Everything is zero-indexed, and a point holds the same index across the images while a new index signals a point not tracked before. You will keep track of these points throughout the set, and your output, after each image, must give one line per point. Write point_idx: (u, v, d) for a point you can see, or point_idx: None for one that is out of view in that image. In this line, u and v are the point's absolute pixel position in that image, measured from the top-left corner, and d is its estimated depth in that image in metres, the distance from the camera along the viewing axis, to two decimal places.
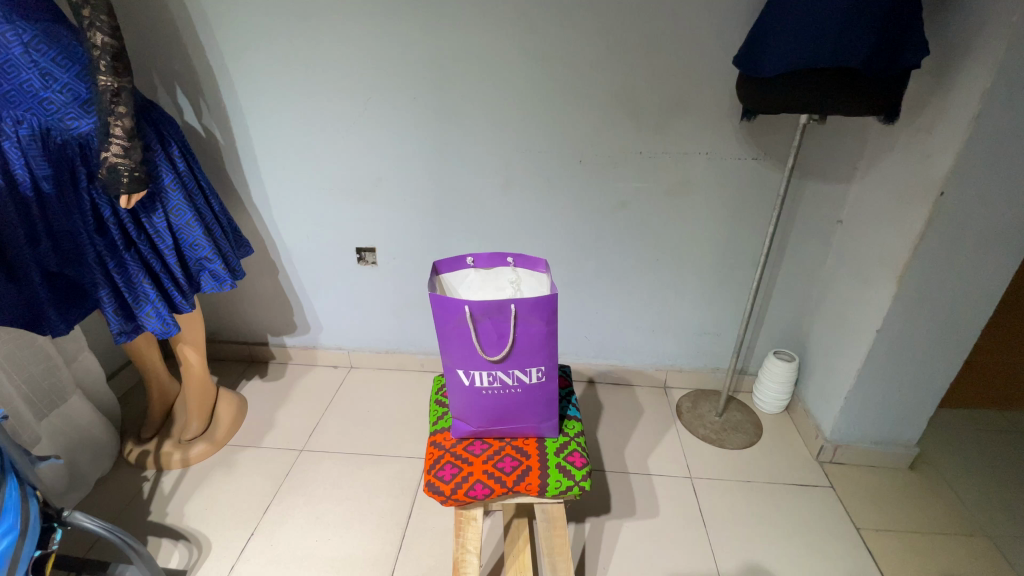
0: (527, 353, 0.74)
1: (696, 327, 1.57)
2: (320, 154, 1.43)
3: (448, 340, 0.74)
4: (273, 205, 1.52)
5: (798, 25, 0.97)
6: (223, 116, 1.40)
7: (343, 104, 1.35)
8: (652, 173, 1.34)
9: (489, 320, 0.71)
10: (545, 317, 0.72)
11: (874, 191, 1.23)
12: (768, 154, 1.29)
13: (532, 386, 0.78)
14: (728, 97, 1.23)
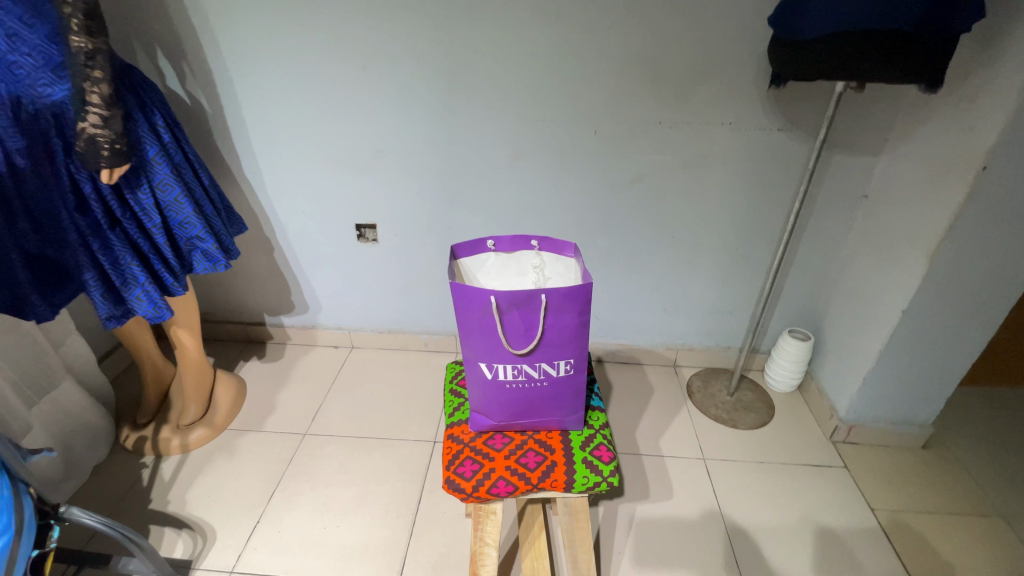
0: (559, 345, 0.69)
1: (709, 305, 1.53)
2: (316, 124, 1.33)
3: (470, 330, 0.69)
4: (266, 178, 1.43)
5: None
6: (209, 82, 1.29)
7: (340, 68, 1.25)
8: (671, 145, 1.27)
9: (518, 311, 0.66)
10: (580, 309, 0.66)
11: (906, 164, 1.17)
12: (794, 125, 1.22)
13: (562, 380, 0.73)
14: (756, 62, 1.15)
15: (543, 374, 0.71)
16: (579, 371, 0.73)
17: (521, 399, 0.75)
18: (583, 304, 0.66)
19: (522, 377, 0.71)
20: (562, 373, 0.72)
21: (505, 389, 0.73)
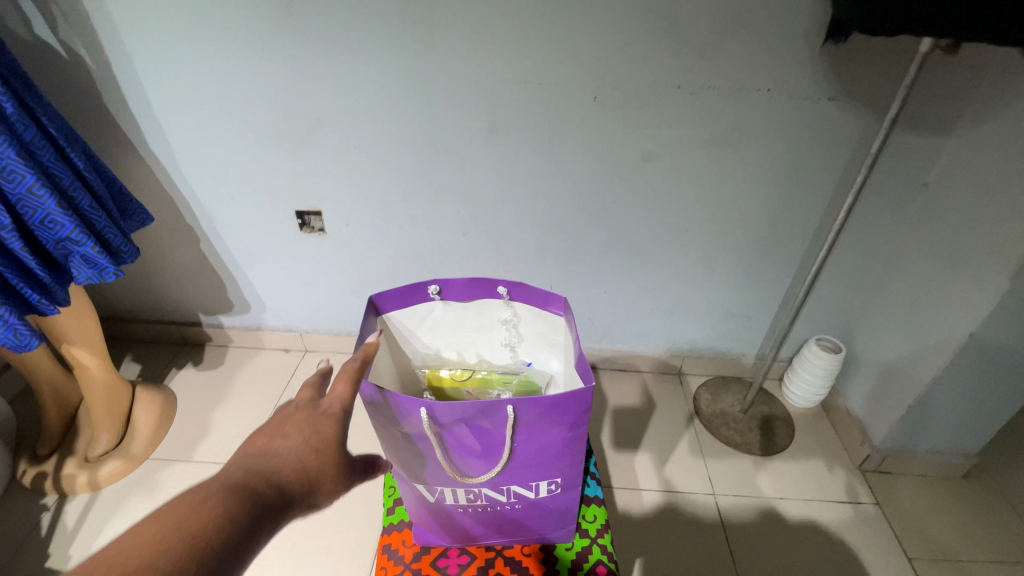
0: (531, 455, 0.67)
1: (723, 309, 1.30)
2: (233, 85, 1.03)
3: (414, 445, 0.66)
4: (178, 154, 1.14)
5: None
6: (88, 28, 0.98)
7: (255, 8, 0.93)
8: (689, 118, 0.99)
9: (472, 426, 0.63)
10: (557, 419, 0.63)
11: (990, 148, 0.91)
12: (851, 93, 0.94)
13: (539, 484, 0.71)
14: (810, 8, 0.86)
15: (516, 480, 0.70)
16: (563, 475, 0.70)
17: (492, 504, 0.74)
18: (561, 416, 0.62)
19: (487, 484, 0.70)
20: (537, 478, 0.70)
21: (469, 493, 0.72)
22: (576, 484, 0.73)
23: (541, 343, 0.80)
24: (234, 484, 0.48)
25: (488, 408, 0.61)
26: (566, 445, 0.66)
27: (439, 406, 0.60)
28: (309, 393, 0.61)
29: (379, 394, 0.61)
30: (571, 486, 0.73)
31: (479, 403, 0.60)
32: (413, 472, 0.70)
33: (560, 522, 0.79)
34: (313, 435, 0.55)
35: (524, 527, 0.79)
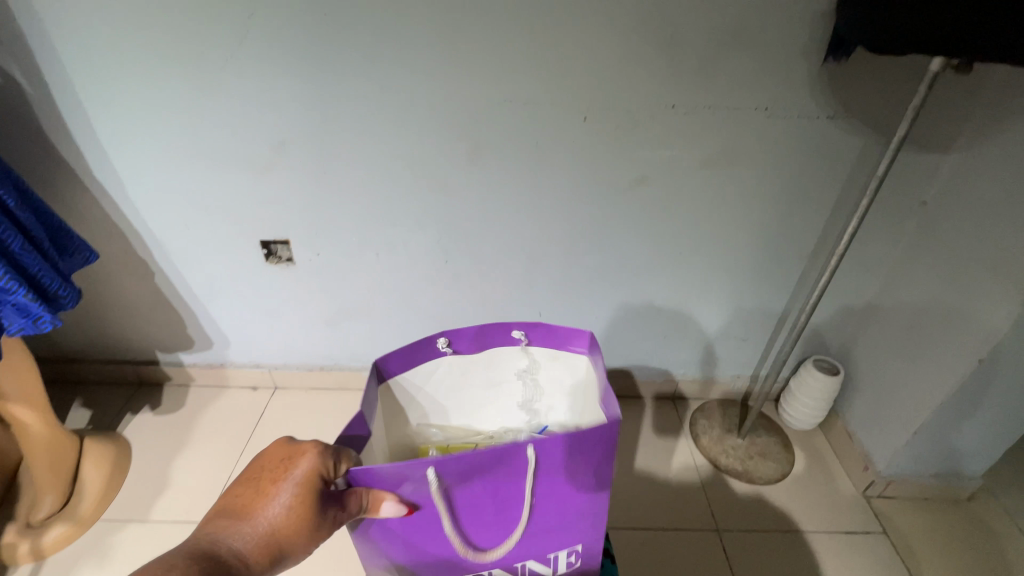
0: (548, 513, 0.61)
1: (719, 332, 1.25)
2: (188, 108, 0.93)
3: (414, 526, 0.58)
4: (128, 183, 1.03)
5: None
6: (21, 47, 0.87)
7: (211, 26, 0.85)
8: (684, 138, 0.94)
9: (485, 481, 0.57)
10: (580, 463, 0.58)
11: (991, 168, 0.88)
12: (850, 112, 0.91)
13: (556, 552, 0.65)
14: (808, 25, 0.82)
15: (531, 549, 0.64)
16: (581, 539, 0.65)
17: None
18: (581, 458, 0.58)
19: (499, 557, 0.63)
20: (554, 544, 0.64)
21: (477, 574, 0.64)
22: (596, 549, 0.68)
23: (557, 391, 0.76)
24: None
25: (505, 455, 0.55)
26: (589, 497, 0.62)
27: (451, 461, 0.54)
28: (315, 472, 0.52)
29: (374, 468, 0.53)
30: (591, 552, 0.68)
31: (497, 449, 0.54)
32: (408, 560, 0.61)
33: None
34: (299, 529, 0.50)
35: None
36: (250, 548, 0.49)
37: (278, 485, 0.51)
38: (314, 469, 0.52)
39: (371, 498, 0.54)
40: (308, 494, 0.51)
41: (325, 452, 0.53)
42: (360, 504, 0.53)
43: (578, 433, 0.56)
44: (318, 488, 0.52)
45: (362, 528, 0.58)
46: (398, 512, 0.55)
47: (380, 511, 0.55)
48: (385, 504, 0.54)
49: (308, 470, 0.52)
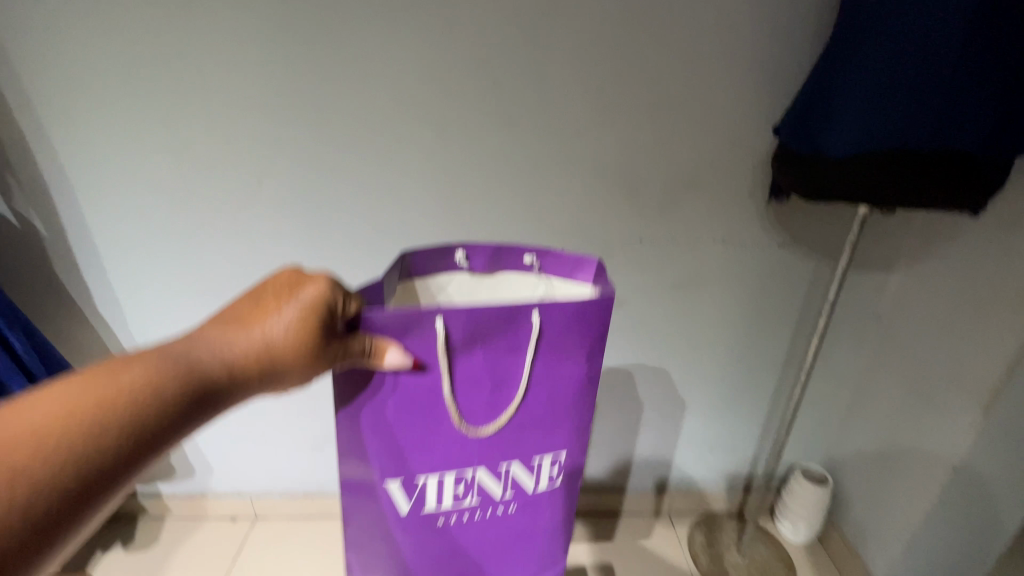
0: (541, 406, 0.57)
1: (706, 442, 1.26)
2: (195, 247, 0.98)
3: (405, 396, 0.54)
4: (123, 317, 1.05)
5: (873, 91, 0.69)
6: (44, 196, 0.93)
7: (225, 177, 0.92)
8: (654, 265, 1.03)
9: (486, 350, 0.53)
10: (584, 346, 0.56)
11: (931, 288, 0.98)
12: (799, 241, 1.02)
13: (540, 458, 0.60)
14: (752, 173, 0.95)
15: (517, 445, 0.58)
16: (568, 445, 0.60)
17: (479, 495, 0.59)
18: (586, 329, 0.55)
19: (484, 446, 0.57)
20: (539, 450, 0.59)
21: (457, 471, 0.57)
22: (579, 464, 0.63)
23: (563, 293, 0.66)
24: (172, 398, 0.46)
25: (513, 318, 0.53)
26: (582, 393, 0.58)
27: (458, 313, 0.51)
28: (324, 300, 0.49)
29: (382, 315, 0.50)
30: (572, 470, 0.62)
31: (508, 307, 0.52)
32: (384, 445, 0.55)
33: (544, 554, 0.65)
34: (301, 349, 0.49)
35: (504, 556, 0.63)
36: (246, 351, 0.49)
37: (281, 304, 0.50)
38: (322, 295, 0.49)
39: (377, 342, 0.51)
40: (311, 320, 0.49)
41: (335, 285, 0.50)
42: (365, 348, 0.50)
43: (585, 309, 0.54)
44: (321, 315, 0.49)
45: (350, 391, 0.53)
46: (402, 365, 0.51)
47: (385, 362, 0.51)
48: (391, 351, 0.51)
49: (315, 294, 0.49)
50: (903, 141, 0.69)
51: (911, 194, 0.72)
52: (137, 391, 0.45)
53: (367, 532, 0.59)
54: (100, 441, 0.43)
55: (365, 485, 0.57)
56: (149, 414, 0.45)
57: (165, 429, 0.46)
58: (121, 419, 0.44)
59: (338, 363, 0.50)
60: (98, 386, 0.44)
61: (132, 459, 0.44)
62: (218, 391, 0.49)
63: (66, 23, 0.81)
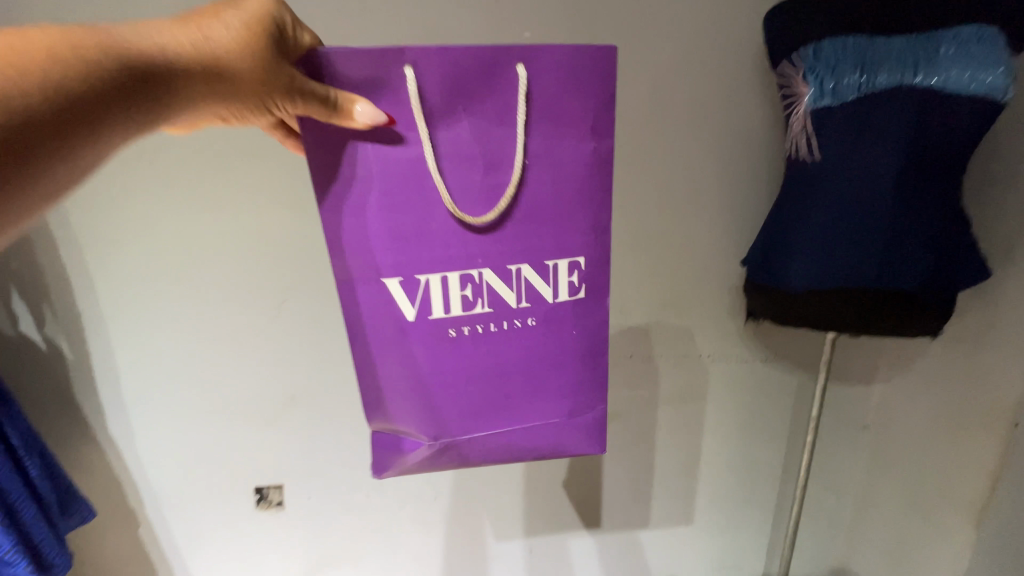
0: (546, 193, 0.54)
1: (711, 556, 1.24)
2: (210, 368, 0.98)
3: (392, 176, 0.51)
4: (133, 432, 1.01)
5: (830, 236, 0.78)
6: (76, 325, 0.93)
7: (256, 305, 0.94)
8: (647, 381, 1.08)
9: (470, 117, 0.50)
10: (583, 83, 0.51)
11: (912, 402, 1.03)
12: (780, 354, 1.09)
13: (554, 261, 0.56)
14: (729, 294, 1.03)
15: (523, 242, 0.55)
16: (585, 249, 0.56)
17: (492, 305, 0.57)
18: (582, 96, 0.51)
19: (485, 241, 0.54)
20: (551, 244, 0.56)
21: (462, 273, 0.55)
22: (604, 281, 0.58)
23: None
24: (111, 62, 0.45)
25: (494, 77, 0.50)
26: (594, 170, 0.54)
27: (432, 57, 0.48)
28: (269, 16, 0.49)
29: (348, 58, 0.48)
30: (597, 285, 0.58)
31: (484, 53, 0.49)
32: (371, 223, 0.53)
33: (576, 384, 0.61)
34: (246, 51, 0.49)
35: (530, 390, 0.60)
36: (194, 55, 0.48)
37: (229, 13, 0.49)
38: (269, 13, 0.50)
39: (341, 97, 0.48)
40: (258, 32, 0.49)
41: (284, 10, 0.51)
42: (324, 100, 0.47)
43: (575, 61, 0.50)
44: (270, 33, 0.49)
45: (324, 158, 0.51)
46: (374, 122, 0.48)
47: (354, 121, 0.48)
48: (359, 105, 0.48)
49: (261, 10, 0.49)
50: (853, 280, 0.78)
51: (871, 322, 0.80)
52: (72, 52, 0.44)
53: (385, 365, 0.58)
54: (20, 89, 0.42)
55: (376, 316, 0.56)
56: (78, 96, 0.44)
57: (104, 90, 0.45)
58: (42, 84, 0.43)
59: (294, 102, 0.47)
60: (37, 38, 0.44)
61: (58, 121, 0.44)
62: (166, 79, 0.48)
63: (110, 154, 0.84)
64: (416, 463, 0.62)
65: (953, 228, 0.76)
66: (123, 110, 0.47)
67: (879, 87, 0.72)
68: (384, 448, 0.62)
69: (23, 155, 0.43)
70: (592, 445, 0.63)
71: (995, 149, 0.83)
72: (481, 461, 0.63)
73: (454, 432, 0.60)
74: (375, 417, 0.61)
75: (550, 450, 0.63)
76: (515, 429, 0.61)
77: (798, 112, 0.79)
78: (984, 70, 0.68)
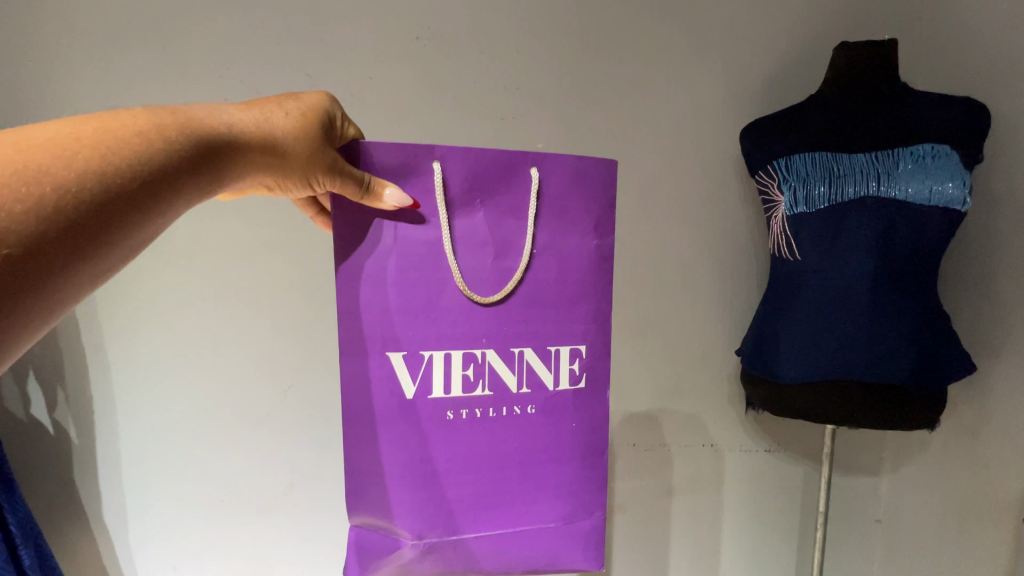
0: (551, 282, 0.51)
1: None
2: (212, 456, 0.91)
3: (407, 254, 0.48)
4: (126, 520, 0.92)
5: (820, 329, 0.82)
6: (88, 409, 0.88)
7: (272, 381, 0.91)
8: (652, 473, 1.04)
9: (487, 209, 0.49)
10: (591, 188, 0.51)
11: (920, 495, 1.03)
12: (781, 444, 1.09)
13: (558, 346, 0.51)
14: (728, 383, 1.05)
15: (528, 325, 0.50)
16: (587, 337, 0.52)
17: (493, 389, 0.51)
18: (588, 195, 0.51)
19: (491, 321, 0.50)
20: (555, 330, 0.51)
21: (465, 352, 0.50)
22: (604, 373, 0.54)
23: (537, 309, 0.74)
24: (162, 146, 0.41)
25: (513, 170, 0.49)
26: (598, 264, 0.52)
27: (458, 154, 0.47)
28: (322, 107, 0.47)
29: (385, 147, 0.47)
30: (599, 378, 0.53)
31: (504, 154, 0.48)
32: (386, 299, 0.48)
33: (573, 483, 0.53)
34: (303, 135, 0.46)
35: (525, 487, 0.52)
36: (252, 135, 0.45)
37: (281, 101, 0.47)
38: (321, 105, 0.48)
39: (375, 180, 0.46)
40: (310, 121, 0.46)
41: (334, 103, 0.49)
42: (359, 183, 0.45)
43: (583, 167, 0.50)
44: (321, 122, 0.47)
45: (349, 233, 0.47)
46: (402, 205, 0.46)
47: (383, 203, 0.46)
48: (389, 189, 0.46)
49: (315, 102, 0.47)
50: (849, 372, 0.79)
51: (872, 417, 0.81)
52: (119, 134, 0.39)
53: (369, 449, 0.50)
54: (62, 180, 0.36)
55: (366, 390, 0.49)
56: (123, 185, 0.39)
57: (153, 177, 0.40)
58: (85, 173, 0.37)
59: (332, 182, 0.45)
60: (82, 120, 0.39)
61: (93, 211, 0.37)
62: (212, 167, 0.43)
63: None
64: (394, 569, 0.51)
65: (935, 328, 0.80)
66: (167, 198, 0.41)
67: (846, 196, 0.80)
68: (360, 549, 0.51)
69: (53, 264, 0.36)
70: (588, 560, 0.53)
71: (969, 252, 0.93)
72: (467, 573, 0.52)
73: (445, 531, 0.51)
74: (355, 508, 0.50)
75: (540, 566, 0.53)
76: (506, 534, 0.52)
77: (777, 217, 0.86)
78: (939, 182, 0.76)
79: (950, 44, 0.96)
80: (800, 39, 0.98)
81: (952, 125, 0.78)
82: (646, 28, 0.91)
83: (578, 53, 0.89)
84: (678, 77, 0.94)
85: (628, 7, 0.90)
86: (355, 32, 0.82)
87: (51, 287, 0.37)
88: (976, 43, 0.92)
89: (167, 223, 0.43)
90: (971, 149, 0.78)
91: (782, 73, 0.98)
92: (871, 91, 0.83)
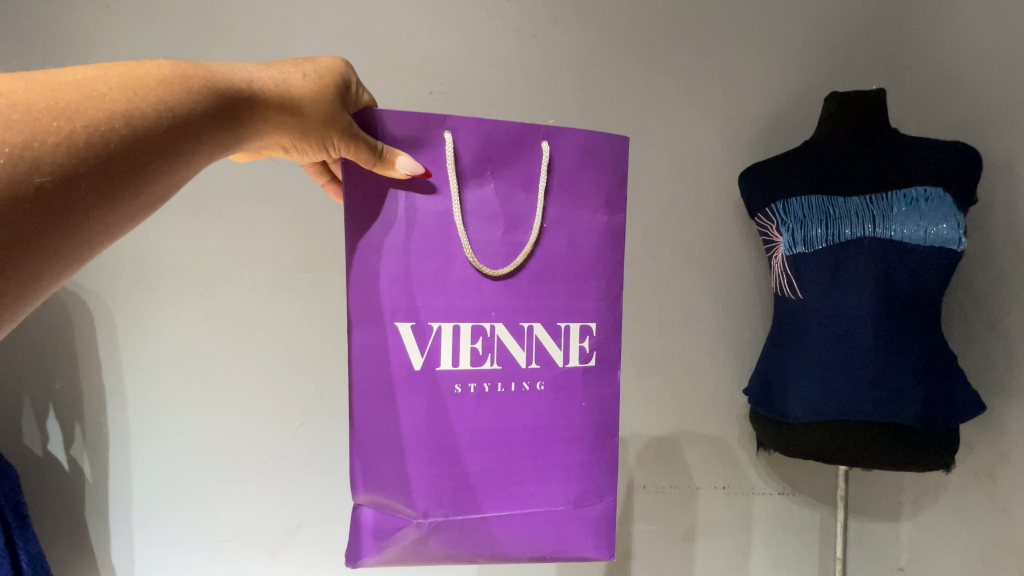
0: (560, 256, 0.52)
1: None
2: (221, 484, 0.92)
3: (419, 224, 0.49)
4: (136, 553, 0.92)
5: (826, 353, 0.83)
6: (103, 444, 0.90)
7: (282, 406, 0.93)
8: (666, 512, 1.02)
9: (497, 181, 0.50)
10: (602, 164, 0.52)
11: (941, 540, 1.00)
12: (796, 487, 1.07)
13: (567, 323, 0.53)
14: (738, 422, 1.04)
15: (537, 299, 0.52)
16: (597, 316, 0.53)
17: (502, 363, 0.52)
18: (599, 170, 0.52)
19: (500, 295, 0.51)
20: (564, 305, 0.52)
21: (474, 325, 0.51)
22: (615, 354, 0.54)
23: None
24: (187, 96, 0.42)
25: (525, 143, 0.50)
26: (606, 241, 0.53)
27: (470, 125, 0.49)
28: (338, 73, 0.49)
29: (397, 117, 0.48)
30: (608, 356, 0.54)
31: (515, 126, 0.50)
32: (397, 268, 0.49)
33: (584, 466, 0.53)
34: (318, 95, 0.47)
35: (533, 468, 0.52)
36: (270, 92, 0.46)
37: (299, 63, 0.49)
38: (337, 70, 0.50)
39: (387, 149, 0.47)
40: (327, 84, 0.48)
41: (349, 70, 0.51)
42: (371, 150, 0.47)
43: (594, 143, 0.52)
44: (336, 85, 0.49)
45: (362, 202, 0.49)
46: (413, 172, 0.47)
47: (395, 170, 0.47)
48: (401, 156, 0.47)
49: (331, 67, 0.49)
50: (858, 386, 0.80)
51: (887, 442, 0.79)
52: (145, 81, 0.41)
53: (375, 422, 0.50)
54: (91, 119, 0.37)
55: (375, 360, 0.50)
56: (149, 128, 0.40)
57: (179, 125, 0.41)
58: (115, 115, 0.38)
59: (346, 147, 0.47)
60: (110, 67, 0.40)
61: (118, 154, 0.38)
62: (232, 120, 0.45)
63: (162, 269, 0.89)
64: (400, 550, 0.50)
65: (940, 361, 0.80)
66: (190, 148, 0.42)
67: (845, 237, 0.83)
68: (366, 526, 0.50)
69: (77, 196, 0.37)
70: (598, 549, 0.53)
71: (973, 292, 0.95)
72: (475, 557, 0.51)
73: (452, 510, 0.51)
74: (363, 485, 0.50)
75: (548, 552, 0.52)
76: (515, 516, 0.52)
77: (777, 257, 0.89)
78: (934, 224, 0.79)
79: (939, 96, 1.01)
80: (795, 89, 1.03)
81: (945, 170, 0.81)
82: (645, 80, 0.97)
83: (581, 104, 0.95)
84: (677, 123, 0.99)
85: (630, 61, 0.96)
86: (376, 87, 0.88)
87: (80, 226, 0.38)
88: (963, 92, 0.96)
89: (191, 175, 0.45)
90: (965, 192, 0.81)
91: (780, 121, 1.03)
92: (864, 134, 0.86)
